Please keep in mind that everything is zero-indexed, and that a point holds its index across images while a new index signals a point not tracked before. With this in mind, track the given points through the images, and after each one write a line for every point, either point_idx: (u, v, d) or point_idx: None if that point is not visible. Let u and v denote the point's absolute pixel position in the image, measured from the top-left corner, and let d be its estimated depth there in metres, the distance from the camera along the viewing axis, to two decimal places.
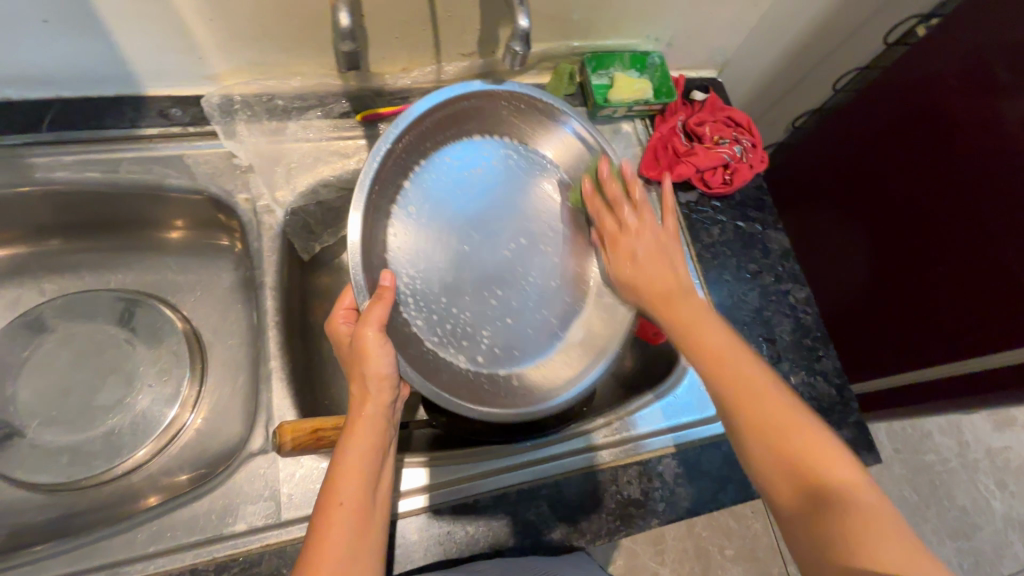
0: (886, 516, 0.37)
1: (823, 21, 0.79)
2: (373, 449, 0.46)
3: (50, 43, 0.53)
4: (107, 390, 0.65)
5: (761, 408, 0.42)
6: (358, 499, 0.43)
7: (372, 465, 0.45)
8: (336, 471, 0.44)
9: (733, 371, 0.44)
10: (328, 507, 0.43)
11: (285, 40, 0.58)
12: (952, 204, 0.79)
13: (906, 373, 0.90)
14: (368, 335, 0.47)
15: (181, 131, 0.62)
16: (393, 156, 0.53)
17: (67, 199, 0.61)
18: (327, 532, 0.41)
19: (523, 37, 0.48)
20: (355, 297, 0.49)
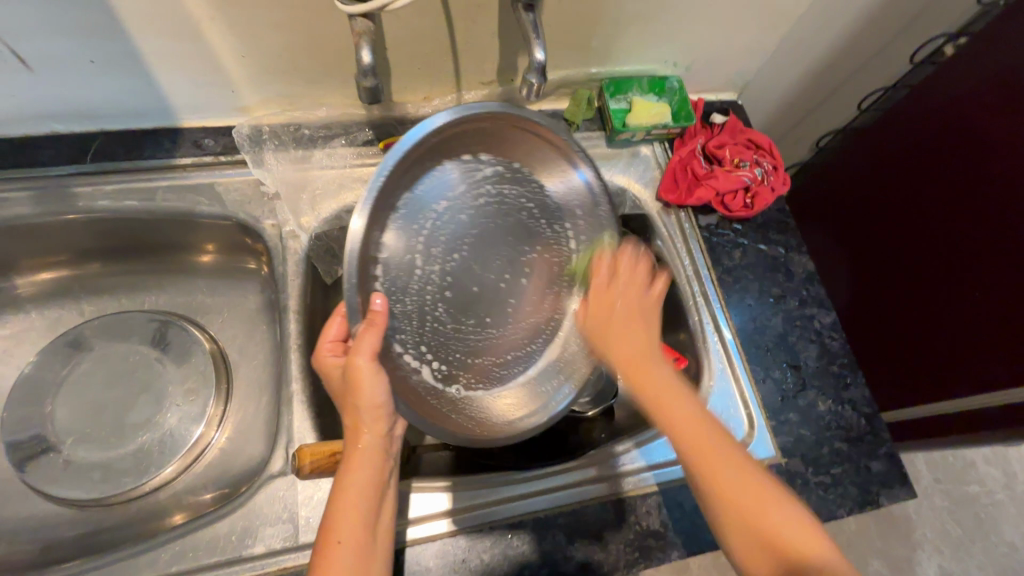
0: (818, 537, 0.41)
1: (846, 43, 0.78)
2: (369, 485, 0.46)
3: (95, 80, 0.56)
4: (137, 409, 0.67)
5: (735, 494, 0.41)
6: (358, 536, 0.44)
7: (369, 500, 0.46)
8: (336, 507, 0.45)
9: (718, 465, 0.42)
10: (326, 543, 0.43)
11: (313, 73, 0.61)
12: (988, 226, 0.77)
13: (946, 401, 0.86)
14: (360, 364, 0.45)
15: (212, 161, 0.64)
16: (394, 177, 0.48)
17: (107, 225, 0.65)
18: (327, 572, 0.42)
19: (539, 70, 0.48)
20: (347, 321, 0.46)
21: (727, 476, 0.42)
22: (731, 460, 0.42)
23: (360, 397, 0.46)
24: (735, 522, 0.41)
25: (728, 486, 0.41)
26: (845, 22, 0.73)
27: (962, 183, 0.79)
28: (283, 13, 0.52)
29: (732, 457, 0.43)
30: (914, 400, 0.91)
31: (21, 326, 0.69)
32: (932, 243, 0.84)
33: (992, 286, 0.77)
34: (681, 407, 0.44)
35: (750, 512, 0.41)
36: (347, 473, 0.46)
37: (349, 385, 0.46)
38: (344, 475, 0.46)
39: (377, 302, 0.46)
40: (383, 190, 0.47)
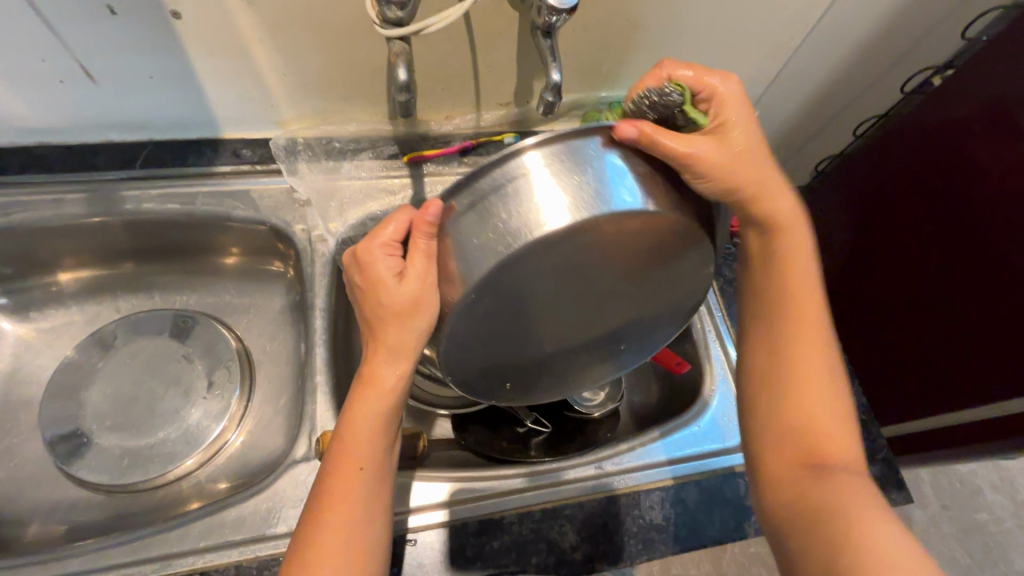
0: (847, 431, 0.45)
1: (841, 74, 0.84)
2: (386, 414, 0.45)
3: (150, 94, 0.62)
4: (165, 401, 0.71)
5: (807, 386, 0.46)
6: (372, 465, 0.44)
7: (383, 430, 0.45)
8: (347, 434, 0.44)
9: (799, 351, 0.48)
10: (342, 465, 0.43)
11: (347, 91, 0.66)
12: (981, 245, 0.80)
13: (945, 416, 0.88)
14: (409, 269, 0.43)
15: (249, 169, 0.70)
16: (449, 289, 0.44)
17: (149, 226, 0.69)
18: (335, 502, 0.42)
19: (554, 88, 0.53)
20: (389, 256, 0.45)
21: (801, 354, 0.47)
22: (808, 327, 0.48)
23: (410, 325, 0.44)
24: (791, 392, 0.46)
25: (804, 367, 0.47)
26: (840, 54, 0.79)
27: (954, 207, 0.83)
28: (325, 36, 0.58)
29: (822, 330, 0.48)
30: (918, 415, 0.93)
31: (62, 320, 0.74)
32: (930, 264, 0.87)
33: (985, 305, 0.80)
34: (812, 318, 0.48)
35: (811, 387, 0.46)
36: (358, 397, 0.45)
37: (391, 314, 0.44)
38: (356, 398, 0.45)
39: (431, 208, 0.41)
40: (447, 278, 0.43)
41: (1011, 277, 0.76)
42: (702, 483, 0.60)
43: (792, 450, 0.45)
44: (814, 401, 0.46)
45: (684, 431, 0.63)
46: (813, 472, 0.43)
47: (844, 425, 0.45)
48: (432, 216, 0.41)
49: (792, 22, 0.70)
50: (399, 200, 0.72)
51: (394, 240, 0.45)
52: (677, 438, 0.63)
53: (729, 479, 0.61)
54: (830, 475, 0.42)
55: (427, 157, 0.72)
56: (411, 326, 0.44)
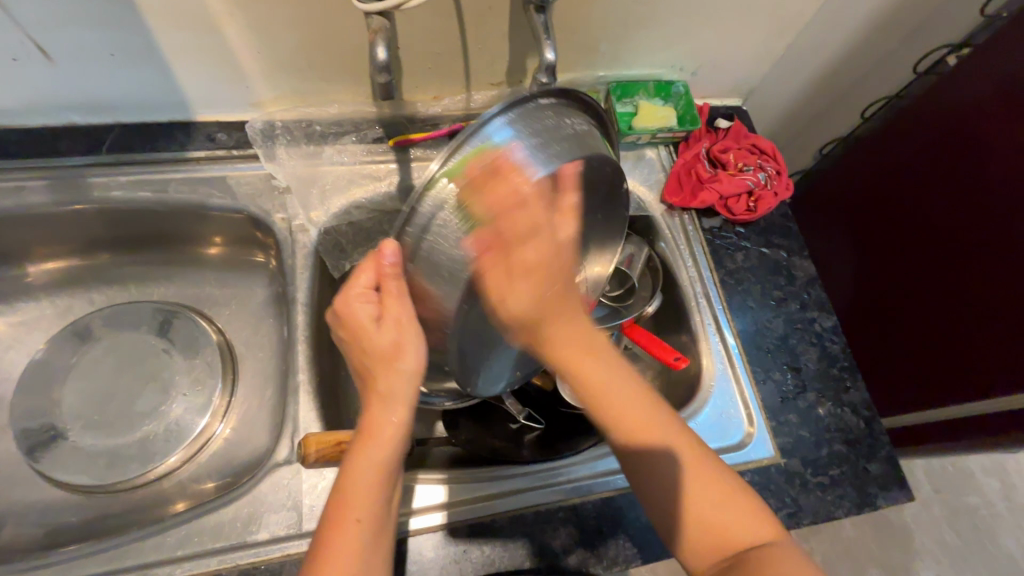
0: (728, 492, 0.42)
1: (850, 52, 0.79)
2: (386, 466, 0.42)
3: (114, 73, 0.58)
4: (144, 398, 0.68)
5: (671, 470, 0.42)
6: (374, 517, 0.41)
7: (386, 477, 0.42)
8: (346, 482, 0.41)
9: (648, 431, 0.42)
10: (339, 525, 0.40)
11: (327, 70, 0.62)
12: (992, 234, 0.77)
13: (950, 407, 0.85)
14: (393, 315, 0.44)
15: (225, 154, 0.65)
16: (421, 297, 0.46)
17: (120, 216, 0.65)
18: (332, 558, 0.38)
19: (548, 70, 0.49)
20: (359, 304, 0.44)
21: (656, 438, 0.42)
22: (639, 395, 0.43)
23: (395, 364, 0.43)
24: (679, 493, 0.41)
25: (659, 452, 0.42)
26: (851, 31, 0.74)
27: (961, 194, 0.80)
28: (301, 10, 0.54)
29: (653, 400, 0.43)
30: (917, 408, 0.91)
31: (33, 313, 0.71)
32: (931, 254, 0.85)
33: (991, 295, 0.78)
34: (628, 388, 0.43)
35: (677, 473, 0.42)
36: (356, 452, 0.42)
37: (377, 359, 0.43)
38: (352, 453, 0.42)
39: (387, 250, 0.43)
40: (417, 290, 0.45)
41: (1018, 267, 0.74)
42: None
43: (709, 546, 0.40)
44: (695, 500, 0.41)
45: None
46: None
47: (723, 495, 0.41)
48: (394, 259, 0.43)
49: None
50: (384, 187, 0.68)
51: (366, 286, 0.45)
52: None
53: None
54: (756, 572, 0.38)
55: (414, 140, 0.68)
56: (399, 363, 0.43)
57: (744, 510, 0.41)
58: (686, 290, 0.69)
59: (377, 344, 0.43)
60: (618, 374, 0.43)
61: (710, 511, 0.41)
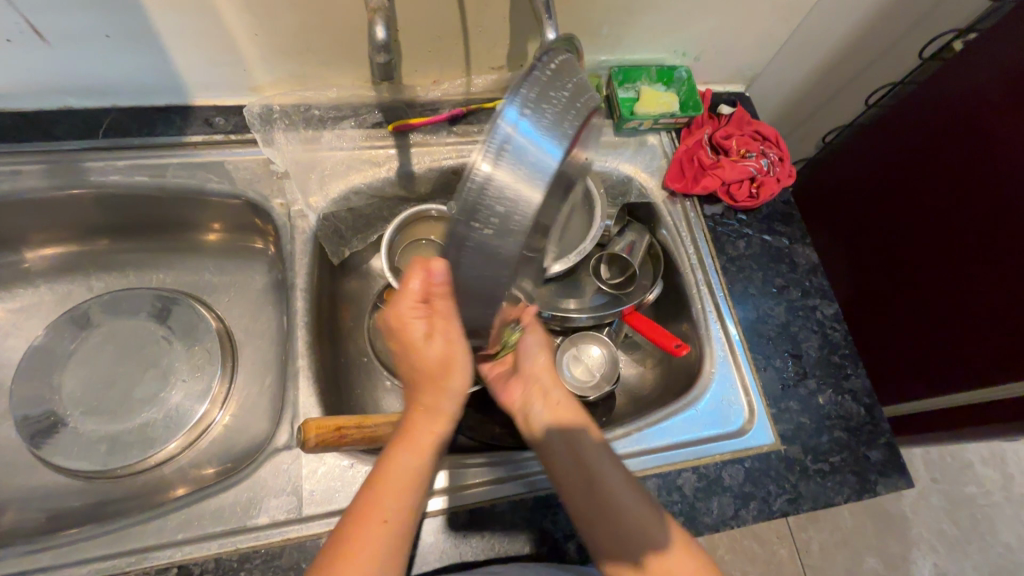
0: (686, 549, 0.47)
1: (856, 37, 0.78)
2: (422, 475, 0.45)
3: (110, 55, 0.57)
4: (144, 384, 0.68)
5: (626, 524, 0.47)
6: (401, 518, 0.43)
7: (419, 484, 0.45)
8: (379, 481, 0.44)
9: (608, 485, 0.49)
10: (367, 521, 0.42)
11: (325, 53, 0.61)
12: (994, 221, 0.76)
13: (957, 395, 0.85)
14: (439, 336, 0.45)
15: (222, 139, 0.65)
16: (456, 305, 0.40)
17: (118, 201, 0.65)
18: (356, 551, 0.41)
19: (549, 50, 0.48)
20: (412, 318, 0.45)
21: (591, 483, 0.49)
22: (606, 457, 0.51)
23: (441, 382, 0.46)
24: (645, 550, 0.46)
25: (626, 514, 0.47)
26: (856, 15, 0.73)
27: (966, 180, 0.79)
28: None
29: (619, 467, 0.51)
30: (922, 395, 0.91)
31: (32, 299, 0.70)
32: (935, 241, 0.85)
33: (995, 282, 0.77)
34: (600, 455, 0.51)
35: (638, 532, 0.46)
36: (393, 452, 0.45)
37: (426, 371, 0.46)
38: (393, 457, 0.45)
39: (436, 271, 0.40)
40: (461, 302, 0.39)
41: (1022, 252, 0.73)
42: (700, 469, 0.58)
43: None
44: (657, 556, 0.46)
45: (684, 415, 0.61)
46: None
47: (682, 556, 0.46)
48: (439, 278, 0.40)
49: None
50: (384, 173, 0.67)
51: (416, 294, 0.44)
52: (670, 425, 0.61)
53: (728, 464, 0.59)
54: None
55: (414, 125, 0.68)
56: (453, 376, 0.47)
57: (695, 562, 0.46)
58: (686, 275, 0.69)
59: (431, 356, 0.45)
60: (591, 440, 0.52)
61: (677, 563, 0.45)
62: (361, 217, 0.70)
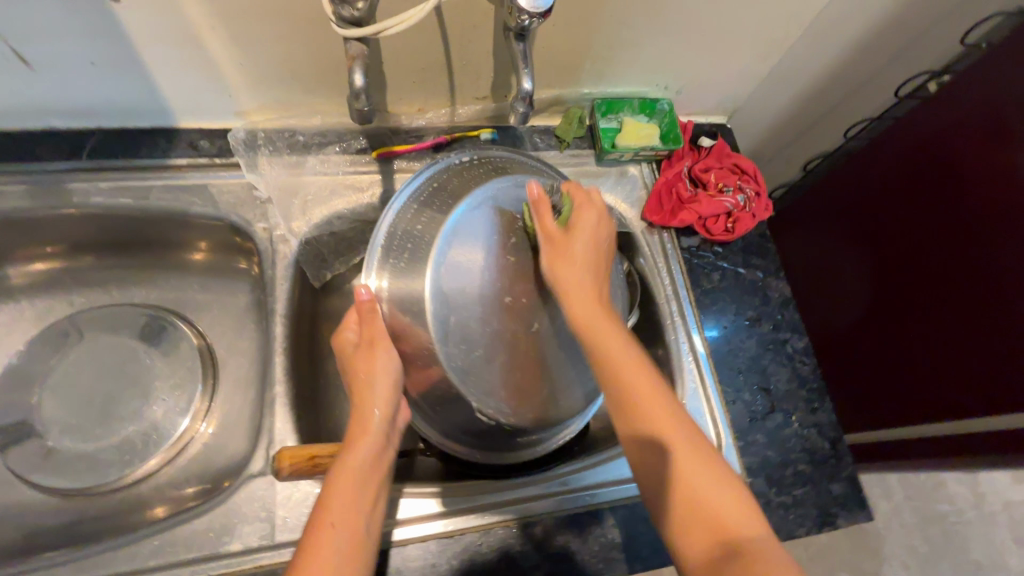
0: (737, 500, 0.42)
1: (834, 74, 0.80)
2: (368, 478, 0.48)
3: (94, 80, 0.57)
4: (123, 402, 0.68)
5: (687, 467, 0.43)
6: (351, 526, 0.44)
7: (364, 491, 0.47)
8: (328, 490, 0.46)
9: (661, 413, 0.45)
10: (319, 528, 0.43)
11: (311, 81, 0.62)
12: (963, 257, 0.78)
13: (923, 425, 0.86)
14: (376, 346, 0.52)
15: (207, 163, 0.65)
16: (455, 344, 0.50)
17: (100, 220, 0.65)
18: (310, 555, 0.42)
19: (526, 98, 0.49)
20: (353, 347, 0.53)
21: (646, 412, 0.45)
22: (651, 389, 0.46)
23: (373, 385, 0.51)
24: (676, 483, 0.42)
25: (682, 466, 0.43)
26: (834, 54, 0.75)
27: (948, 213, 0.79)
28: (284, 24, 0.54)
29: (674, 408, 0.46)
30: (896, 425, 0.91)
31: (12, 315, 0.70)
32: (918, 274, 0.85)
33: (978, 316, 0.77)
34: (653, 407, 0.45)
35: (687, 475, 0.42)
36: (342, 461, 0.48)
37: (362, 382, 0.51)
38: (338, 470, 0.47)
39: (362, 293, 0.53)
40: (457, 343, 0.50)
41: (1007, 288, 0.73)
42: None
43: (701, 531, 0.41)
44: (695, 486, 0.42)
45: None
46: (736, 563, 0.38)
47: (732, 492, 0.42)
48: (364, 297, 0.53)
49: (785, 22, 0.67)
50: (367, 199, 0.68)
51: (583, 205, 0.54)
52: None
53: None
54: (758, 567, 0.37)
55: (398, 152, 0.69)
56: (574, 270, 0.51)
57: (738, 507, 0.41)
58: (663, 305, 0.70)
59: (362, 370, 0.51)
60: (639, 374, 0.46)
61: (715, 507, 0.41)
62: (343, 241, 0.70)
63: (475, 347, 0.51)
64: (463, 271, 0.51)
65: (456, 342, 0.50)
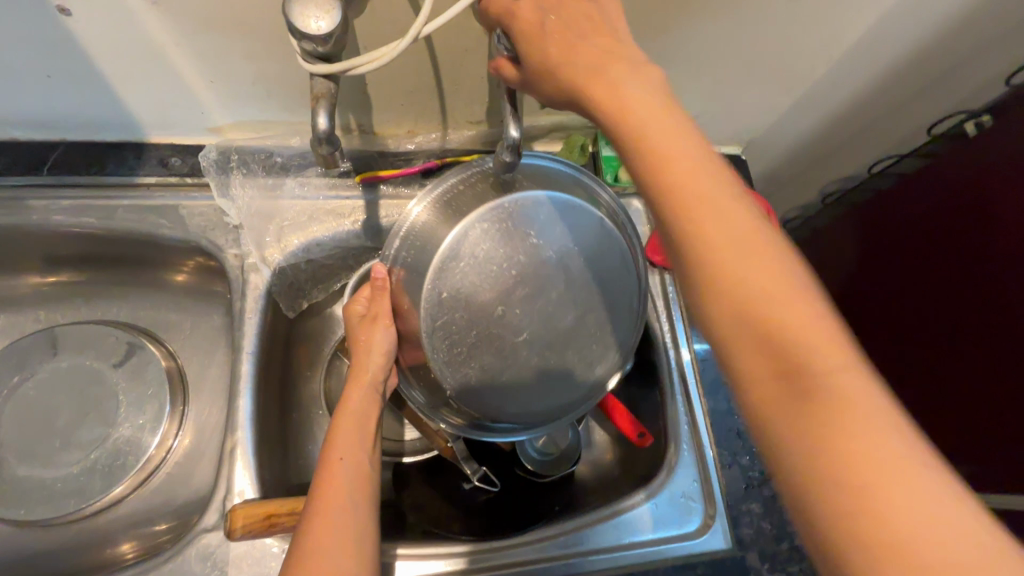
0: (876, 407, 0.27)
1: (862, 107, 0.74)
2: (367, 428, 0.51)
3: (53, 94, 0.53)
4: (85, 428, 0.65)
5: (780, 315, 0.29)
6: (355, 457, 0.48)
7: (363, 431, 0.51)
8: (334, 432, 0.50)
9: (763, 299, 0.29)
10: (328, 464, 0.47)
11: (289, 100, 0.57)
12: (990, 314, 0.73)
13: None
14: (376, 314, 0.54)
15: (177, 182, 0.61)
16: (442, 335, 0.47)
17: (64, 238, 0.62)
18: (327, 485, 0.46)
19: (512, 148, 0.43)
20: (360, 326, 0.55)
21: (768, 308, 0.29)
22: (763, 264, 0.30)
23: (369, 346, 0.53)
24: (792, 370, 0.28)
25: (801, 337, 0.28)
26: (862, 87, 0.69)
27: (974, 265, 0.74)
28: (257, 43, 0.49)
29: (794, 286, 0.29)
30: None
31: None
32: (933, 328, 0.81)
33: (1003, 375, 0.72)
34: (782, 296, 0.29)
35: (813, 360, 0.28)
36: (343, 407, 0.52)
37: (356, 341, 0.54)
38: (336, 424, 0.51)
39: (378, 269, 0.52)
40: (445, 335, 0.47)
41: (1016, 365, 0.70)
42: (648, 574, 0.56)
43: (839, 450, 0.26)
44: (834, 413, 0.27)
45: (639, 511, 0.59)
46: (864, 509, 0.25)
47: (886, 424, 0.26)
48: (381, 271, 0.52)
49: (811, 55, 0.61)
50: (348, 225, 0.64)
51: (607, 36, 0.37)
52: (620, 523, 0.58)
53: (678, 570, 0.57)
54: (885, 505, 0.25)
55: (384, 177, 0.64)
56: (676, 129, 0.32)
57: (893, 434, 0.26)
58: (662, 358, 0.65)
59: (359, 338, 0.54)
60: (725, 226, 0.30)
61: (842, 399, 0.27)
62: (321, 269, 0.67)
63: (455, 351, 0.49)
64: (463, 261, 0.47)
65: (446, 334, 0.47)
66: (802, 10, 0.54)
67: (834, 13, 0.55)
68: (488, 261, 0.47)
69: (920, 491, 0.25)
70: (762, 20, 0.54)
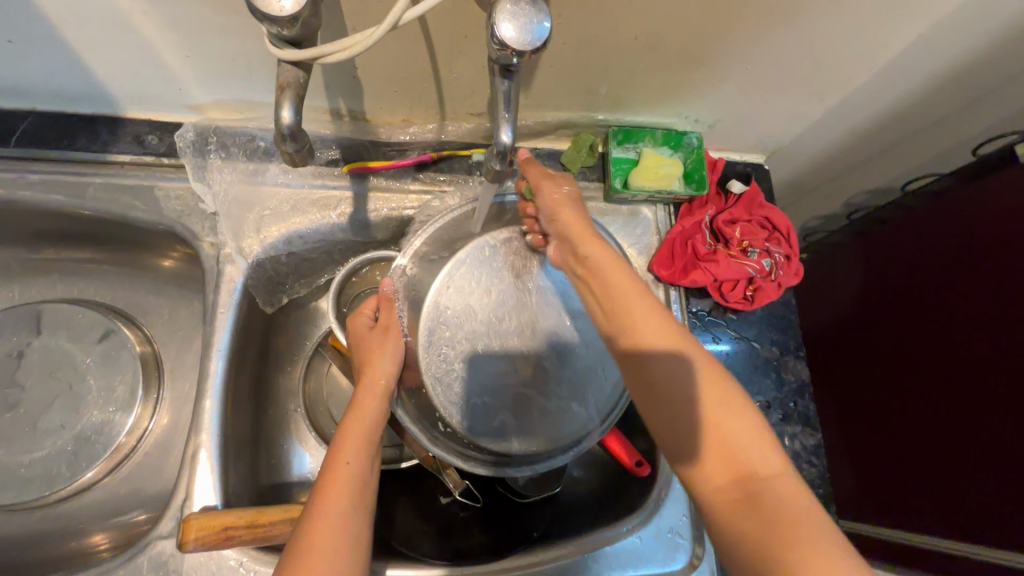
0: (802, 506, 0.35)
1: (902, 120, 0.67)
2: (373, 437, 0.48)
3: (16, 61, 0.49)
4: (52, 412, 0.62)
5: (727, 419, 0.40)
6: (363, 463, 0.46)
7: (373, 438, 0.48)
8: (343, 434, 0.48)
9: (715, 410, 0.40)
10: (335, 466, 0.45)
11: (271, 81, 0.53)
12: (1006, 345, 0.67)
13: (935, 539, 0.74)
14: (386, 323, 0.54)
15: (153, 161, 0.58)
16: (438, 352, 0.50)
17: (32, 213, 0.58)
18: (330, 487, 0.43)
19: (501, 154, 0.40)
20: (366, 331, 0.55)
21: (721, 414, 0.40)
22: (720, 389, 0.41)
23: (379, 353, 0.53)
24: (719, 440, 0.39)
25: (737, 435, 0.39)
26: (904, 101, 0.62)
27: (1002, 291, 0.68)
28: (233, 18, 0.44)
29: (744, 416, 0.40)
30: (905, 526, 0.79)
31: None
32: (940, 358, 0.76)
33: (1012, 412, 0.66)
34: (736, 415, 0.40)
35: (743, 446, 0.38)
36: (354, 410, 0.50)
37: (370, 343, 0.54)
38: (345, 426, 0.48)
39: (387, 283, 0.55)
40: (441, 353, 0.50)
41: None
42: None
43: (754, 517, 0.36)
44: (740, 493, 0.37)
45: (622, 545, 0.55)
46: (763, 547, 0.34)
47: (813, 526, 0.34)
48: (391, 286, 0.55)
49: (854, 59, 0.54)
50: (335, 218, 0.59)
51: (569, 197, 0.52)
52: (600, 557, 0.54)
53: None
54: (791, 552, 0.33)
55: (374, 169, 0.59)
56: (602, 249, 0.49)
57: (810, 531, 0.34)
58: None
59: (372, 349, 0.53)
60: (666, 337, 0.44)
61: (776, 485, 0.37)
62: (305, 262, 0.64)
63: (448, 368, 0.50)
64: (461, 286, 0.51)
65: (442, 353, 0.50)
66: (849, 8, 0.47)
67: (886, 13, 0.48)
68: (483, 292, 0.52)
69: (791, 513, 0.35)
70: (802, 17, 0.47)
